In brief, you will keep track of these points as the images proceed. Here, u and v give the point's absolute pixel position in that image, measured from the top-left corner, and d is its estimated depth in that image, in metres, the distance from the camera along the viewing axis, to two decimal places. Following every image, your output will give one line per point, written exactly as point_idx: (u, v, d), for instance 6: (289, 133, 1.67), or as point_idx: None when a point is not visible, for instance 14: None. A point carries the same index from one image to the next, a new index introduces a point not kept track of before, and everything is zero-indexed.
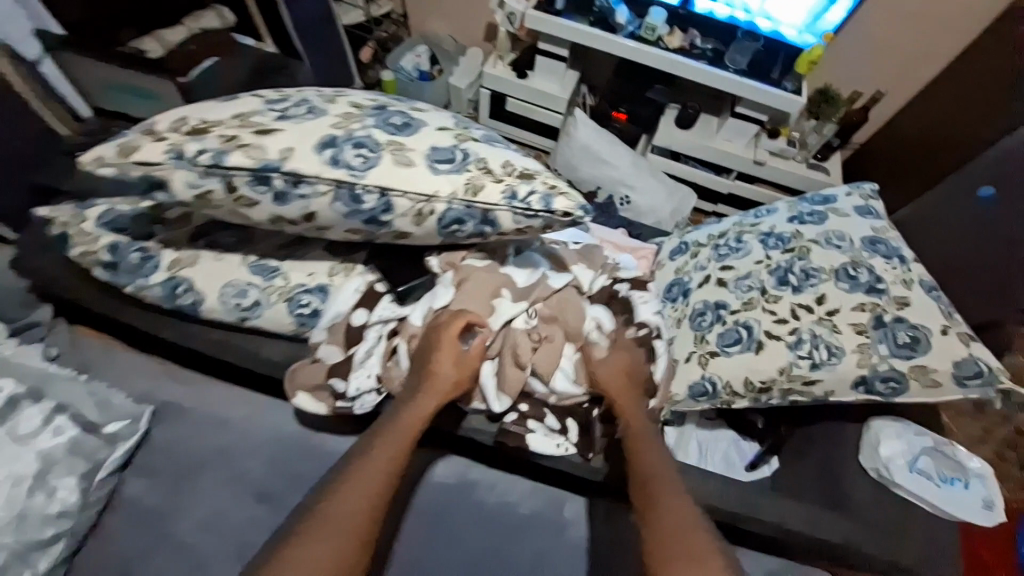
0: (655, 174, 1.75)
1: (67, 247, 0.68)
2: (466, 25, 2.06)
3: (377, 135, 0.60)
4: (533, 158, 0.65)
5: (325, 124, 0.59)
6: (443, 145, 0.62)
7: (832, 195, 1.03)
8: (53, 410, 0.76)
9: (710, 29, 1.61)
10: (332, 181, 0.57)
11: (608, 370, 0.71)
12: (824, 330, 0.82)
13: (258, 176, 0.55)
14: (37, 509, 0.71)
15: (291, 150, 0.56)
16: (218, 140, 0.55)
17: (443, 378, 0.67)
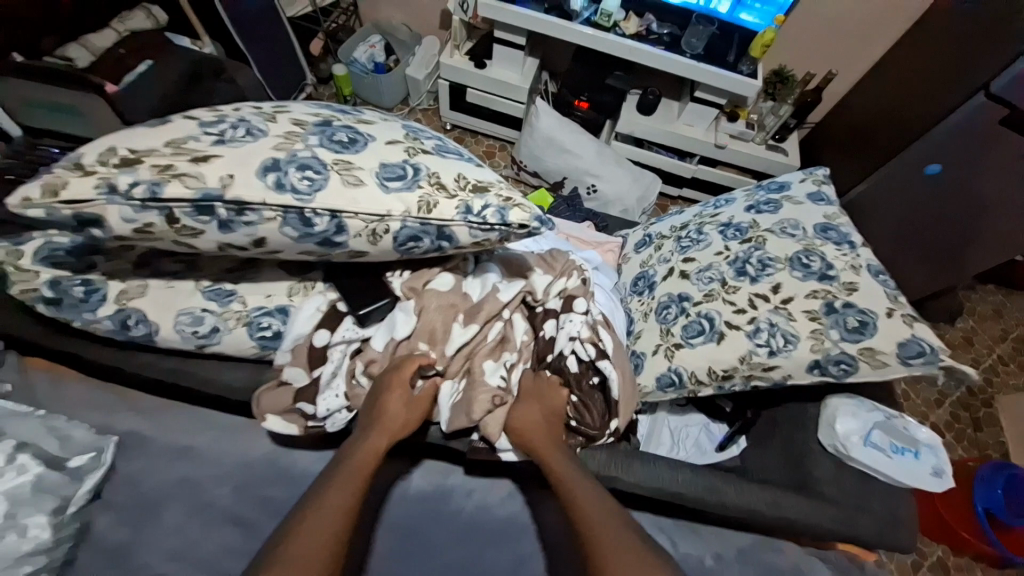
0: (621, 163, 1.76)
1: (5, 286, 0.63)
2: (420, 12, 1.99)
3: (323, 155, 0.57)
4: (487, 169, 0.65)
5: (265, 147, 0.56)
6: (393, 160, 0.60)
7: (786, 183, 1.07)
8: (13, 450, 0.73)
9: (665, 13, 1.59)
10: (278, 206, 0.54)
11: (524, 416, 0.67)
12: (781, 318, 0.85)
13: (199, 207, 0.53)
14: (10, 549, 0.68)
15: (232, 177, 0.53)
16: (149, 168, 0.52)
17: (390, 416, 0.63)
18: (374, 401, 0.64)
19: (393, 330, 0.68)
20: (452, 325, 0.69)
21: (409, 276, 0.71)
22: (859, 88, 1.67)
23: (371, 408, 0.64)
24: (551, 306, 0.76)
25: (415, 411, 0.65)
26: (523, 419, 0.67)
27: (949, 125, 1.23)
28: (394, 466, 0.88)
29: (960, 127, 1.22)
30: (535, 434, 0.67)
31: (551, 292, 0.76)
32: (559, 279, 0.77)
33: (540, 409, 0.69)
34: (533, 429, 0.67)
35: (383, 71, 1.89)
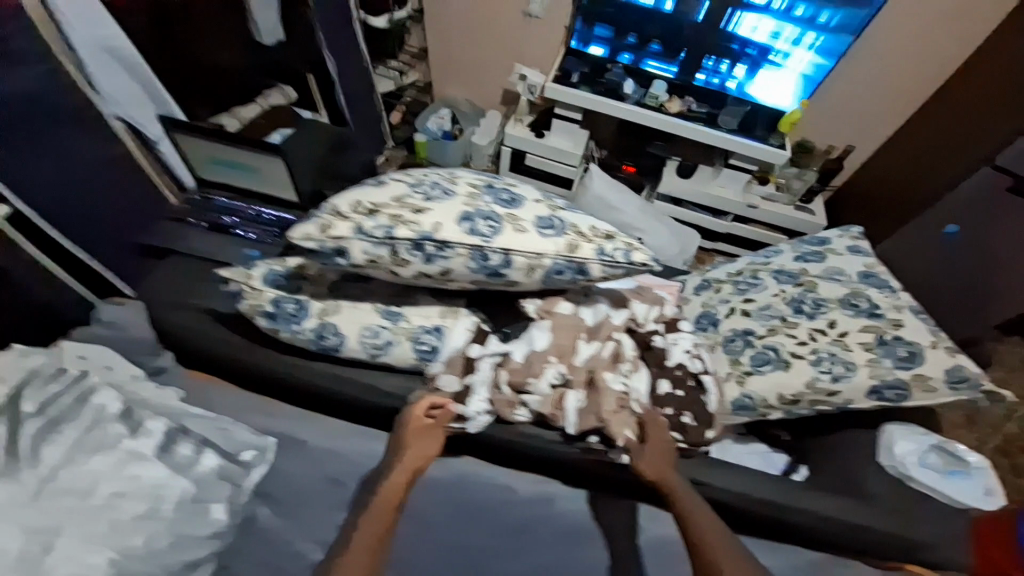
0: (662, 220, 1.98)
1: (238, 301, 0.82)
2: (484, 90, 2.31)
3: (497, 210, 0.77)
4: (609, 221, 0.84)
5: (459, 202, 0.76)
6: (544, 214, 0.79)
7: (827, 238, 1.24)
8: (201, 443, 0.87)
9: (703, 94, 1.85)
10: (469, 246, 0.73)
11: (650, 458, 0.81)
12: (839, 350, 1.00)
13: (415, 244, 0.72)
14: (194, 531, 0.80)
15: (440, 224, 0.73)
16: (386, 216, 0.72)
17: (411, 453, 0.82)
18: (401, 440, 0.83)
19: (532, 344, 0.85)
20: (578, 341, 0.87)
21: (542, 302, 0.89)
22: (877, 157, 1.89)
23: (398, 445, 0.83)
24: (651, 328, 0.94)
25: (433, 443, 0.82)
26: (651, 461, 0.79)
27: (967, 196, 1.42)
28: (503, 474, 1.00)
29: (975, 195, 1.41)
30: (655, 467, 0.80)
31: (650, 317, 0.95)
32: (654, 307, 0.96)
33: (664, 449, 0.82)
34: (654, 463, 0.80)
35: (450, 139, 2.18)
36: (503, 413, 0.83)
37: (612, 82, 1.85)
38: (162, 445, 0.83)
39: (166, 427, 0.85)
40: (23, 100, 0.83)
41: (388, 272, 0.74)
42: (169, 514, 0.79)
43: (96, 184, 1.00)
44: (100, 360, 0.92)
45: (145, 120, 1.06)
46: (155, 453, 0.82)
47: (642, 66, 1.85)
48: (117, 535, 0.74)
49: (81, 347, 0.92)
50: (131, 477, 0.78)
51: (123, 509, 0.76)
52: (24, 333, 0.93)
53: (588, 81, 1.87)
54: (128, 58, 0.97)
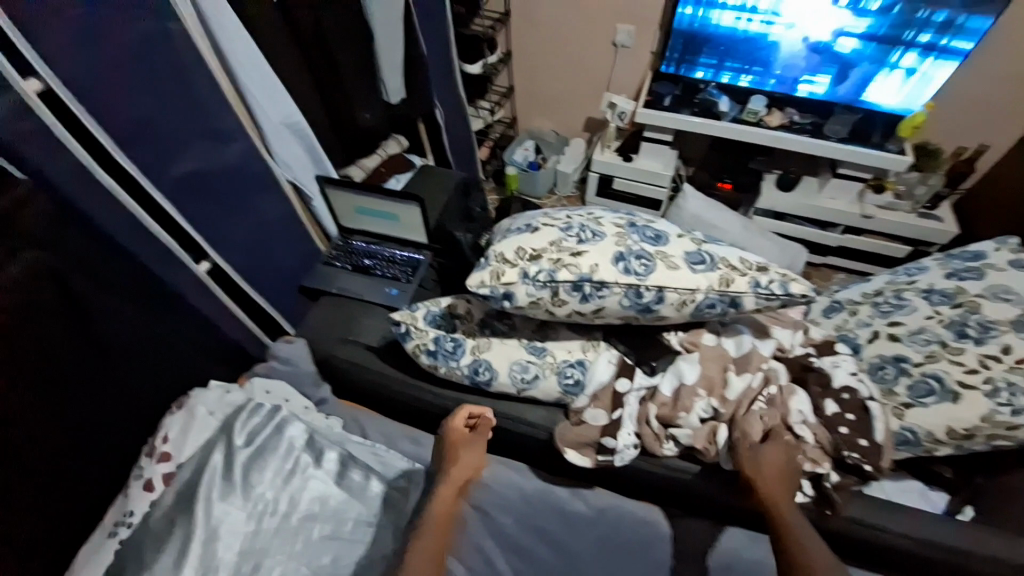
0: (766, 235, 1.89)
1: (405, 340, 0.90)
2: (567, 119, 2.38)
3: (647, 248, 0.81)
4: (753, 252, 0.86)
5: (611, 243, 0.81)
6: (691, 249, 0.83)
7: (982, 252, 1.14)
8: (369, 471, 0.92)
9: (805, 105, 1.79)
10: (626, 284, 0.77)
11: (761, 464, 0.78)
12: (1020, 378, 0.90)
13: (575, 285, 0.77)
14: (366, 555, 0.83)
15: (597, 265, 0.78)
16: (547, 260, 0.78)
17: (460, 464, 0.90)
18: (453, 445, 0.90)
19: (682, 376, 0.85)
20: (728, 373, 0.86)
21: (685, 334, 0.90)
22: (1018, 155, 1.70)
23: (449, 452, 0.91)
24: (799, 355, 0.94)
25: (476, 453, 0.91)
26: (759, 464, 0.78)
27: None
28: (643, 507, 0.94)
29: None
30: (771, 477, 0.78)
31: (797, 343, 0.94)
32: (794, 331, 0.95)
33: (778, 459, 0.79)
34: (771, 473, 0.78)
35: (536, 168, 2.25)
36: (651, 447, 0.83)
37: (707, 101, 1.83)
38: (339, 472, 0.89)
39: (341, 455, 0.91)
40: (222, 172, 0.98)
41: (545, 312, 0.79)
42: (349, 536, 0.85)
43: (269, 239, 1.14)
44: (280, 393, 1.03)
45: (307, 180, 1.20)
46: (335, 481, 0.88)
47: (738, 82, 1.80)
48: (309, 554, 0.81)
49: (265, 382, 1.03)
50: (319, 499, 0.86)
51: (314, 530, 0.83)
52: (218, 368, 1.06)
53: (680, 103, 1.87)
54: (299, 127, 1.11)
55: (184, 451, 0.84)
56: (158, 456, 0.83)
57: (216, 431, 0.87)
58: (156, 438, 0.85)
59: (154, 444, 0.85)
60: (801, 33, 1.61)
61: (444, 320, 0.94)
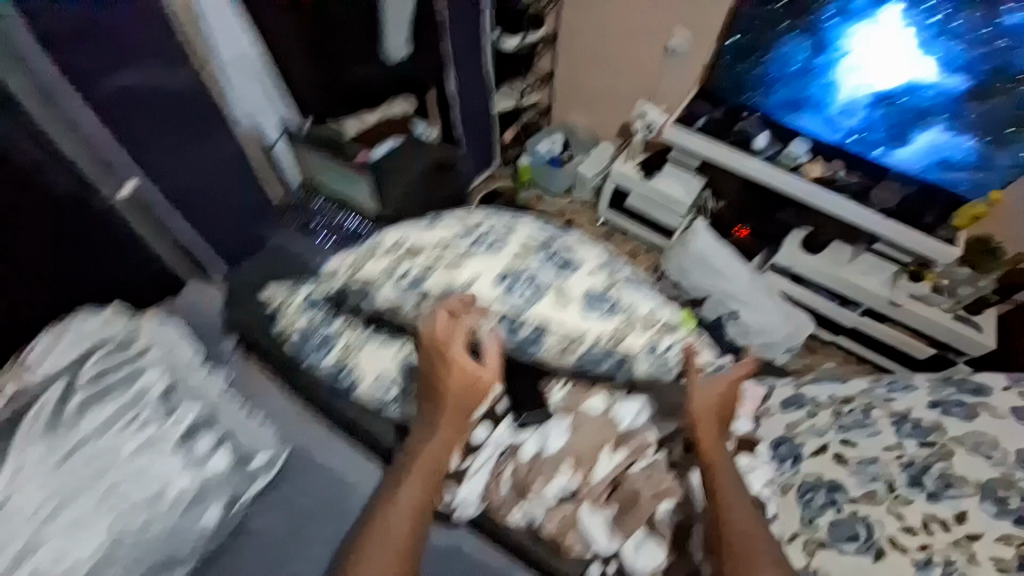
0: (773, 297, 1.71)
1: (274, 322, 0.96)
2: (605, 121, 2.21)
3: (542, 277, 0.88)
4: (663, 308, 0.89)
5: (498, 266, 0.88)
6: (589, 290, 0.87)
7: (985, 387, 0.95)
8: (221, 439, 0.90)
9: (856, 161, 1.55)
10: (501, 309, 0.85)
11: (704, 397, 0.81)
12: (960, 558, 0.75)
13: (442, 293, 0.88)
14: (189, 526, 0.84)
15: (476, 277, 0.88)
16: (424, 270, 0.89)
17: (459, 401, 0.77)
18: (436, 382, 0.78)
19: (546, 442, 0.78)
20: (600, 452, 0.77)
21: (570, 394, 0.83)
22: None
23: (431, 396, 0.78)
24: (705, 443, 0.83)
25: (478, 388, 0.78)
26: (703, 397, 0.80)
27: None
28: None
29: None
30: (706, 412, 0.80)
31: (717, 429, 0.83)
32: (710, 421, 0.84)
33: (722, 391, 0.82)
34: (708, 408, 0.81)
35: (558, 164, 2.15)
36: (495, 513, 0.77)
37: (743, 134, 1.63)
38: (185, 436, 0.88)
39: (194, 417, 0.90)
40: (170, 96, 1.00)
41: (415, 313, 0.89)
42: (174, 500, 0.83)
43: (213, 181, 1.17)
44: (166, 333, 1.00)
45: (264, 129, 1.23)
46: (175, 444, 0.86)
47: (784, 117, 1.60)
48: (118, 517, 0.79)
49: (157, 319, 1.01)
50: (144, 467, 0.83)
51: (131, 493, 0.81)
52: (123, 293, 1.07)
53: (714, 129, 1.67)
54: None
55: (41, 368, 0.89)
56: (21, 366, 0.89)
57: (72, 361, 0.89)
58: (26, 349, 0.93)
59: (25, 352, 0.93)
60: (865, 80, 1.43)
61: (333, 298, 0.94)
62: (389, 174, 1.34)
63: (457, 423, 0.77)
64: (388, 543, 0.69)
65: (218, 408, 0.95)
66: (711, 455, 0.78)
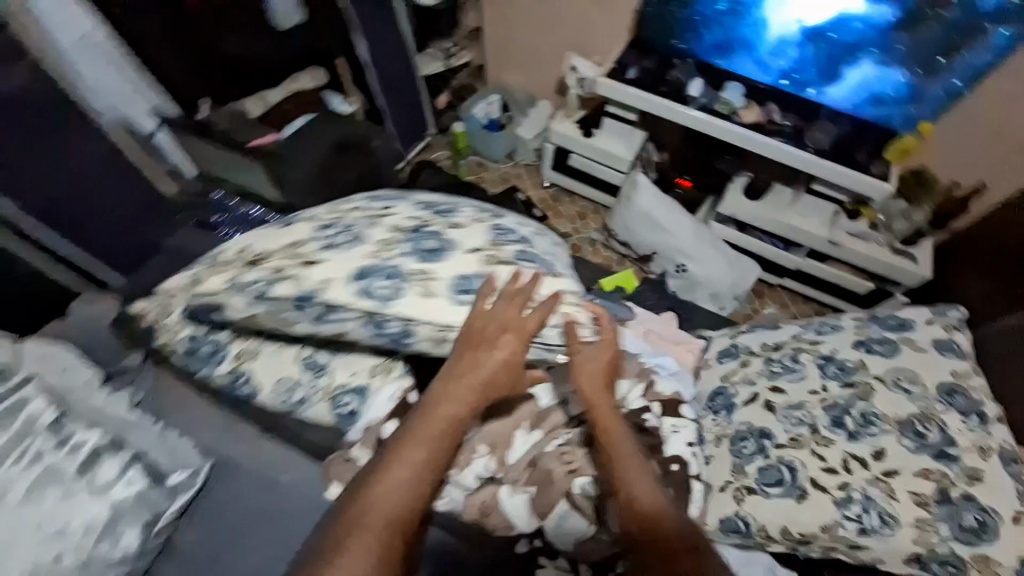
0: (718, 245, 1.67)
1: (152, 338, 0.89)
2: (545, 76, 2.02)
3: (406, 265, 0.76)
4: (552, 280, 0.80)
5: (357, 259, 0.76)
6: (468, 274, 0.76)
7: (909, 320, 0.94)
8: (128, 461, 0.84)
9: (793, 103, 1.50)
10: (359, 311, 0.74)
11: (588, 373, 0.77)
12: (879, 495, 0.76)
13: (295, 302, 0.75)
14: (102, 556, 0.78)
15: (326, 282, 0.75)
16: (276, 278, 0.76)
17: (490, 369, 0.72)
18: (479, 349, 0.73)
19: None
20: (517, 432, 0.79)
21: None
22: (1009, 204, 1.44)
23: (464, 363, 0.73)
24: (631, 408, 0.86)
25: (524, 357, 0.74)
26: (588, 374, 0.76)
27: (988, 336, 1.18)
28: None
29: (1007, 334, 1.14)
30: (593, 387, 0.76)
31: (636, 395, 0.87)
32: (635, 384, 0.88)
33: (607, 360, 0.78)
34: (593, 383, 0.77)
35: (496, 128, 1.99)
36: None
37: (677, 82, 1.55)
38: (84, 465, 0.81)
39: (92, 443, 0.82)
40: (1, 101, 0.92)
41: (280, 325, 0.80)
42: (80, 533, 0.77)
43: (92, 184, 1.12)
44: (57, 358, 0.93)
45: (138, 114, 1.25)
46: (73, 473, 0.79)
47: (719, 61, 1.54)
48: (27, 555, 0.72)
49: (39, 345, 0.93)
50: (44, 496, 0.76)
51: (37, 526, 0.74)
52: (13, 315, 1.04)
53: (647, 78, 1.57)
54: (93, 41, 1.11)
55: None
56: None
57: None
58: None
59: None
60: (795, 14, 1.35)
61: (202, 312, 0.82)
62: (294, 157, 1.23)
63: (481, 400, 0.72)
64: (390, 511, 0.63)
65: (125, 430, 0.89)
66: (612, 441, 0.73)
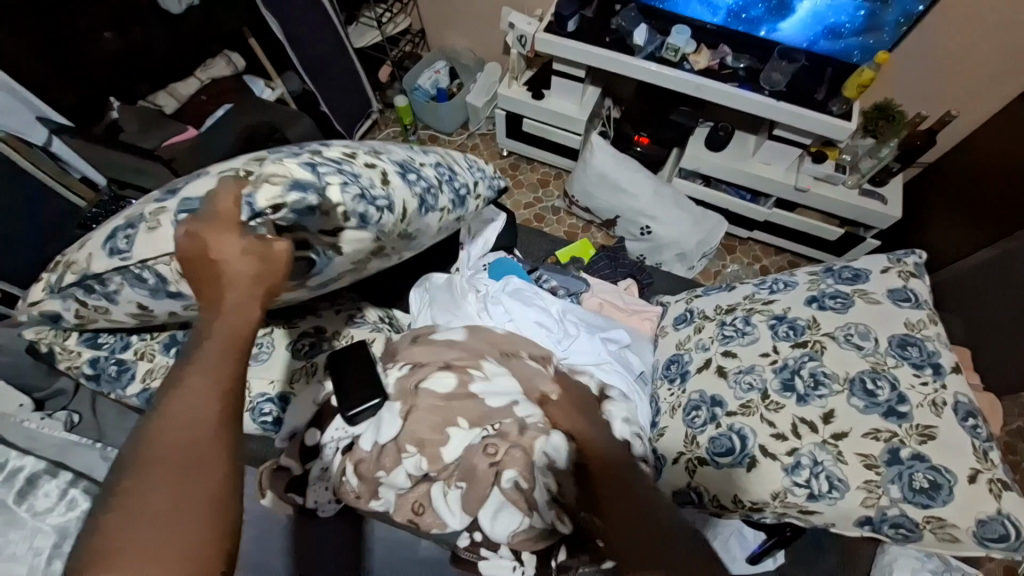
0: (680, 202, 1.60)
1: (55, 361, 0.90)
2: (485, 37, 1.91)
3: (147, 207, 0.72)
4: (279, 161, 0.70)
5: (115, 222, 0.75)
6: (195, 193, 0.70)
7: (864, 270, 0.90)
8: (69, 483, 0.77)
9: (743, 43, 1.41)
10: (117, 270, 0.72)
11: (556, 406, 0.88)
12: (828, 457, 0.73)
13: (84, 285, 0.76)
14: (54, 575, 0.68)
15: (92, 255, 0.74)
16: (65, 268, 0.77)
17: (227, 270, 0.56)
18: (205, 259, 0.56)
19: (380, 432, 0.83)
20: (454, 429, 0.84)
21: (403, 375, 0.88)
22: (975, 137, 1.38)
23: (209, 268, 0.56)
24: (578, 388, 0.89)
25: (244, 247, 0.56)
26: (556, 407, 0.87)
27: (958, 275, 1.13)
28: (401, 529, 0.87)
29: (977, 268, 1.09)
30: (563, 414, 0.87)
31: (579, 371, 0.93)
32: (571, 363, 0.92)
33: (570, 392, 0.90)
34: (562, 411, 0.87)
35: (445, 97, 1.83)
36: (356, 502, 0.84)
37: (621, 31, 1.44)
38: (22, 490, 0.74)
39: (31, 467, 0.76)
40: None
41: (101, 315, 0.81)
42: (30, 554, 0.69)
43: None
44: None
45: (24, 126, 1.07)
46: (13, 499, 0.73)
47: (663, 4, 1.42)
48: None
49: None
50: None
51: None
52: None
53: (590, 29, 1.46)
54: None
55: None
56: None
57: None
58: None
59: None
60: None
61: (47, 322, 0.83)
62: None
63: (259, 302, 0.57)
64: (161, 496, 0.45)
65: (65, 453, 0.83)
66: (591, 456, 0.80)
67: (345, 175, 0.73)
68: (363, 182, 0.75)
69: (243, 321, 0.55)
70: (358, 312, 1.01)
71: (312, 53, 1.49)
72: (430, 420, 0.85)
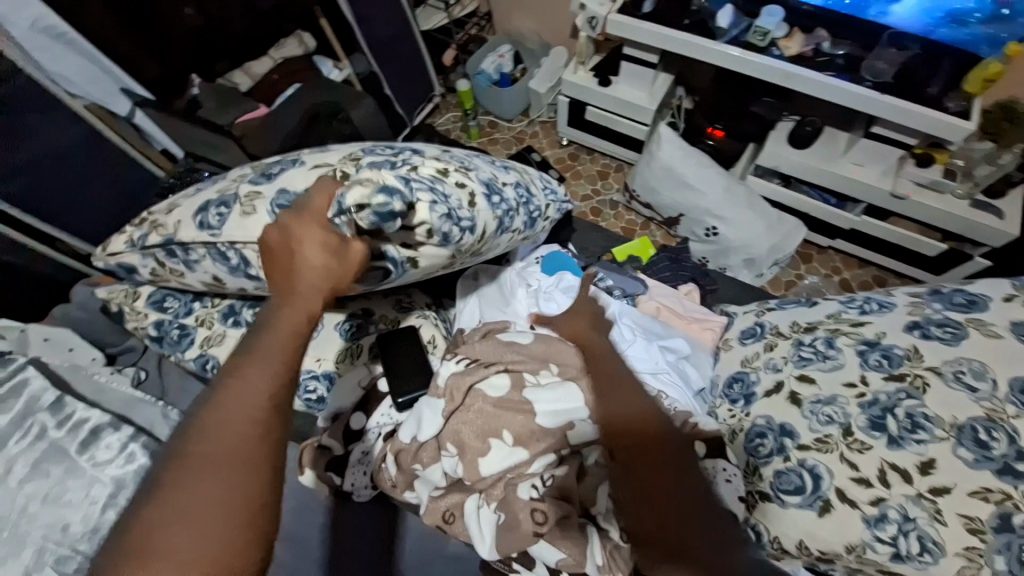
0: (754, 204, 1.46)
1: (126, 320, 0.97)
2: (554, 19, 1.82)
3: (241, 190, 0.79)
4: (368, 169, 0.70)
5: (206, 195, 0.82)
6: (294, 187, 0.78)
7: (982, 297, 0.76)
8: (129, 437, 0.82)
9: (844, 27, 1.25)
10: (202, 242, 0.78)
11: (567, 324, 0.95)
12: (923, 515, 0.62)
13: (167, 249, 0.82)
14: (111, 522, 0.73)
15: (181, 222, 0.81)
16: (150, 228, 0.83)
17: (303, 265, 0.62)
18: (288, 248, 0.63)
19: (420, 429, 0.82)
20: (494, 442, 0.80)
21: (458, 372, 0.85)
22: None
23: (288, 259, 0.63)
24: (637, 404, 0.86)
25: (323, 248, 0.62)
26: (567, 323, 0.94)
27: None
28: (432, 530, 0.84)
29: None
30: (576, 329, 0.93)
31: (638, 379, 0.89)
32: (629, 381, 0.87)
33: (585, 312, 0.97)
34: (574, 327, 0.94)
35: (508, 82, 1.79)
36: (392, 489, 0.84)
37: (703, 10, 1.32)
38: (85, 441, 0.78)
39: (94, 421, 0.80)
40: None
41: (175, 277, 0.86)
42: (87, 502, 0.74)
43: (79, 176, 1.08)
44: (63, 341, 0.96)
45: (108, 96, 1.12)
46: (77, 449, 0.77)
47: None
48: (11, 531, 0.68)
49: (47, 329, 0.96)
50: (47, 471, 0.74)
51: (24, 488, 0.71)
52: (26, 304, 1.09)
53: (668, 10, 1.35)
54: (61, 34, 1.00)
55: None
56: None
57: None
58: None
59: None
60: None
61: (123, 272, 0.89)
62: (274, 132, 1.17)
63: (324, 296, 0.62)
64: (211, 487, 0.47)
65: (130, 407, 0.89)
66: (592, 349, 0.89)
67: (436, 194, 0.72)
68: (450, 203, 0.74)
69: (309, 315, 0.60)
70: (406, 298, 1.00)
71: (378, 33, 1.49)
72: (472, 418, 0.81)
